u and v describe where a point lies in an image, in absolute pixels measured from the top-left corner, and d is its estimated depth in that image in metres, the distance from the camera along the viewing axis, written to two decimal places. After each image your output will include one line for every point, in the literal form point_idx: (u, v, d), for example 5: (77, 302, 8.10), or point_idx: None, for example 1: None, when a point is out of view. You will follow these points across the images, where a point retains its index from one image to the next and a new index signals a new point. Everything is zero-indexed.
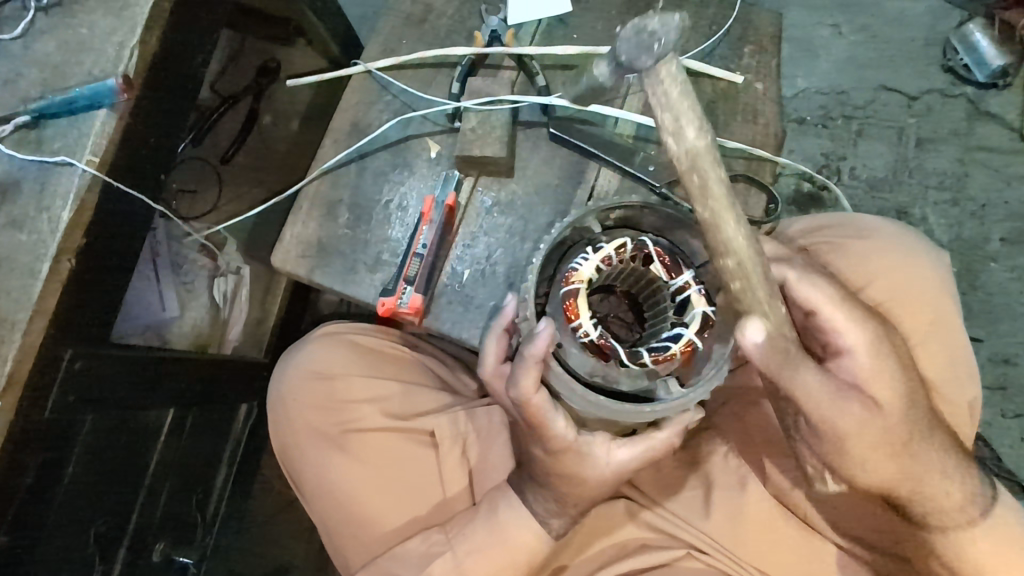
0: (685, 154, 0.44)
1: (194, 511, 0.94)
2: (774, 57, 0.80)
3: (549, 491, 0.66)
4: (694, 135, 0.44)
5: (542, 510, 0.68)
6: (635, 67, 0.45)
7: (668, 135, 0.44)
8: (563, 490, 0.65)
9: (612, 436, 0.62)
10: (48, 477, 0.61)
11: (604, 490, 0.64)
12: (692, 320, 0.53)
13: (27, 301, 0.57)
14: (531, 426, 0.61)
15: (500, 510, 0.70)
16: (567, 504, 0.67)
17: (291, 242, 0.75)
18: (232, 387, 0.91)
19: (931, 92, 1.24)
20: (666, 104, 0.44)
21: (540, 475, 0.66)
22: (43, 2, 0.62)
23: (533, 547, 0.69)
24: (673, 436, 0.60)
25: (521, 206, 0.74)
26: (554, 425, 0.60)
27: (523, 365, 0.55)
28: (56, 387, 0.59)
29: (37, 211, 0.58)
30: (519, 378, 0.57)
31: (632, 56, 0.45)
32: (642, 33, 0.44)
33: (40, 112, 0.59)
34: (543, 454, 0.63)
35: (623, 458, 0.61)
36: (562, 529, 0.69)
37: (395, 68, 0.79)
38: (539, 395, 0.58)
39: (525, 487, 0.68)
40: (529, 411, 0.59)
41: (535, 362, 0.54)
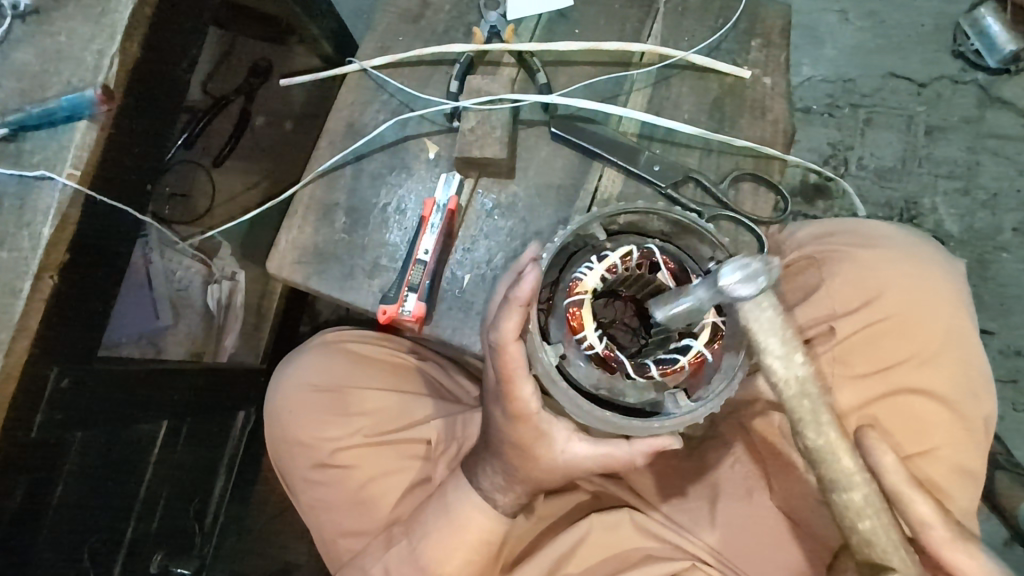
0: (794, 382, 0.46)
1: (192, 520, 0.92)
2: (782, 51, 0.77)
3: (501, 464, 0.64)
4: (800, 361, 0.46)
5: (489, 485, 0.66)
6: (738, 295, 0.42)
7: (775, 357, 0.45)
8: (515, 463, 0.63)
9: (574, 427, 0.60)
10: (37, 498, 0.60)
11: (552, 475, 0.62)
12: (703, 329, 0.50)
13: (7, 320, 0.54)
14: (501, 382, 0.58)
15: (450, 495, 0.68)
16: (515, 480, 0.64)
17: (287, 247, 0.73)
18: (229, 396, 0.89)
19: (941, 79, 1.20)
20: (767, 331, 0.45)
21: (495, 443, 0.63)
22: (19, 8, 0.59)
23: (484, 531, 0.67)
24: (638, 453, 0.56)
25: (523, 209, 0.72)
26: (522, 388, 0.57)
27: (506, 306, 0.53)
28: (44, 406, 0.58)
29: (17, 227, 0.56)
30: (501, 320, 0.54)
31: (741, 286, 0.42)
32: (748, 265, 0.43)
33: (19, 125, 0.57)
34: (503, 418, 0.61)
35: (578, 454, 0.59)
36: (509, 508, 0.67)
37: (391, 66, 0.76)
38: (513, 348, 0.55)
39: (478, 462, 0.66)
40: (503, 362, 0.56)
41: (516, 306, 0.52)
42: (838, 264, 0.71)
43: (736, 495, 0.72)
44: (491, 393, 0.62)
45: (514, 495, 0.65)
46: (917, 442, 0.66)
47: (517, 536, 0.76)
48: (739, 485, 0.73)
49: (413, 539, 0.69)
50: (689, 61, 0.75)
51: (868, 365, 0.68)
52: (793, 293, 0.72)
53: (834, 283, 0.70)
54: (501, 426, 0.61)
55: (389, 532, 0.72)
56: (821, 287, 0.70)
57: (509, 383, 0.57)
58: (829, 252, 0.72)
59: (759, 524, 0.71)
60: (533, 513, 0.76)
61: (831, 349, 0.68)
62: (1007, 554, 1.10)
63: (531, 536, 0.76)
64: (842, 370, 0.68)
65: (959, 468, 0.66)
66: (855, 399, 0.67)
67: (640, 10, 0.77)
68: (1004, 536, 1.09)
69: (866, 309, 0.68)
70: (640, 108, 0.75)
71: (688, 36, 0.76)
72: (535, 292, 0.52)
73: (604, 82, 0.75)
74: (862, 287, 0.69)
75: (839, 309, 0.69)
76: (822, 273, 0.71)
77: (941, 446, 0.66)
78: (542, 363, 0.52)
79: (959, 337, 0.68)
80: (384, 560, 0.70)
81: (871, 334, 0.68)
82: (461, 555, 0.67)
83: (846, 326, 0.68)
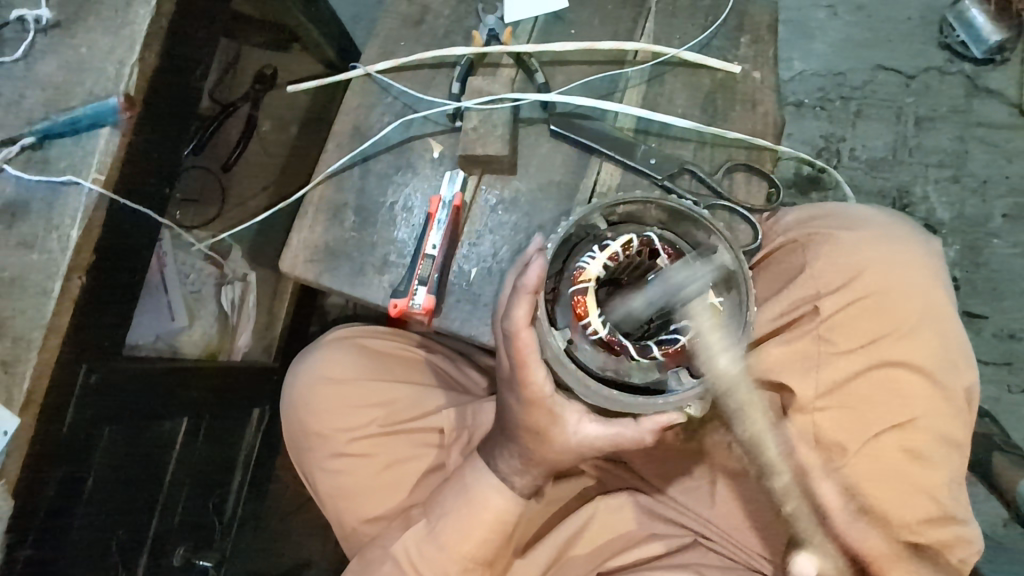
0: (727, 372, 0.55)
1: (212, 514, 0.95)
2: (770, 46, 0.80)
3: (517, 448, 0.67)
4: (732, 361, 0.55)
5: (506, 469, 0.69)
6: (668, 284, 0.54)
7: (715, 355, 0.53)
8: (531, 448, 0.65)
9: (585, 409, 0.63)
10: (69, 491, 0.63)
11: (568, 458, 0.65)
12: (702, 311, 0.53)
13: (41, 319, 0.57)
14: (513, 370, 0.61)
15: (467, 482, 0.70)
16: (531, 463, 0.67)
17: (299, 247, 0.76)
18: (245, 393, 0.92)
19: (929, 70, 1.23)
20: (702, 332, 0.53)
21: (510, 429, 0.66)
22: (42, 23, 0.62)
23: (500, 512, 0.69)
24: (647, 431, 0.58)
25: (525, 203, 0.75)
26: (536, 373, 0.60)
27: (515, 294, 0.56)
28: (74, 401, 0.61)
29: (46, 230, 0.59)
30: (511, 310, 0.57)
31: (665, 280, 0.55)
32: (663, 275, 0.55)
33: (46, 133, 0.60)
34: (516, 404, 0.63)
35: (591, 434, 0.62)
36: (525, 491, 0.69)
37: (394, 70, 0.79)
38: (525, 334, 0.57)
39: (493, 446, 0.69)
40: (516, 347, 0.59)
41: (525, 294, 0.55)
42: (822, 246, 0.73)
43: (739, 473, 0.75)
44: (505, 380, 0.64)
45: (531, 475, 0.68)
46: (902, 412, 0.69)
47: (531, 518, 0.78)
48: (739, 464, 0.75)
49: (432, 523, 0.71)
50: (681, 57, 0.78)
51: (852, 341, 0.70)
52: (781, 274, 0.75)
53: (817, 263, 0.73)
54: (514, 411, 0.64)
55: (407, 515, 0.75)
56: (806, 267, 0.73)
57: (522, 368, 0.60)
58: (813, 234, 0.75)
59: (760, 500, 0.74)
60: (543, 497, 0.78)
61: (816, 327, 0.71)
62: (1007, 532, 1.12)
63: (543, 518, 0.79)
64: (829, 347, 0.70)
65: (940, 436, 0.69)
66: (839, 374, 0.70)
67: (633, 10, 0.80)
68: (1002, 515, 1.12)
69: (847, 288, 0.71)
70: (635, 104, 0.78)
71: (680, 34, 0.79)
72: (543, 278, 0.55)
73: (600, 80, 0.78)
74: (845, 267, 0.72)
75: (824, 288, 0.72)
76: (806, 255, 0.74)
77: (923, 416, 0.69)
78: (552, 347, 0.55)
79: (937, 312, 0.71)
80: (402, 543, 0.72)
81: (854, 312, 0.71)
82: (480, 538, 0.70)
83: (832, 304, 0.71)
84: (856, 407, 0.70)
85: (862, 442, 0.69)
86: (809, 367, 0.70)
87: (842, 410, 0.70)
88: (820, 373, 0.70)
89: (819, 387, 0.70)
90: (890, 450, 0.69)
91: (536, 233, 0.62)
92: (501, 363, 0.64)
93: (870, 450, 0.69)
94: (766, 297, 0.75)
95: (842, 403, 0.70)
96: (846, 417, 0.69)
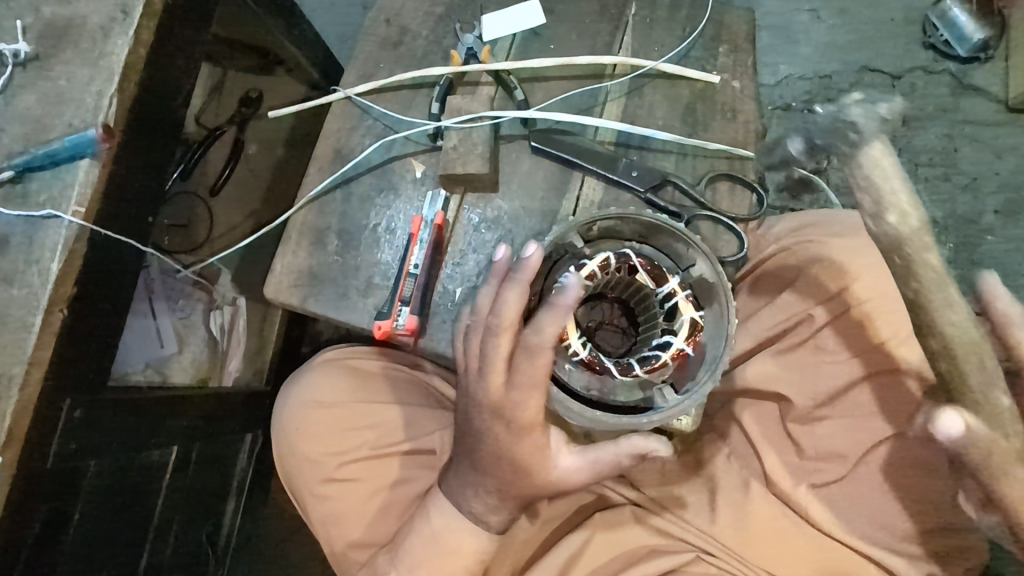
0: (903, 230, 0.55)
1: (204, 543, 0.94)
2: (749, 54, 0.80)
3: (493, 484, 0.63)
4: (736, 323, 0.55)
5: (480, 508, 0.66)
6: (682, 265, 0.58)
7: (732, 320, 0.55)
8: (510, 480, 0.61)
9: (567, 440, 0.61)
10: (54, 527, 0.62)
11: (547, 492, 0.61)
12: (681, 327, 0.56)
13: (22, 354, 0.57)
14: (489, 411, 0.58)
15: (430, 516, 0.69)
16: (507, 496, 0.63)
17: (282, 272, 0.76)
18: (235, 418, 0.92)
19: (914, 70, 1.24)
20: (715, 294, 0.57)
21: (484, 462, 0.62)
22: (20, 57, 0.62)
23: (476, 554, 0.68)
24: (623, 455, 0.57)
25: (508, 220, 0.75)
26: (517, 412, 0.56)
27: (493, 332, 0.54)
28: (58, 436, 0.60)
29: (27, 264, 0.58)
30: (489, 348, 0.55)
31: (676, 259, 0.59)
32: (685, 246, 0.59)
33: (25, 166, 0.59)
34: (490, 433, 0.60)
35: (572, 466, 0.59)
36: (498, 528, 0.67)
37: (374, 92, 0.80)
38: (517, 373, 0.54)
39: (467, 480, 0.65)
40: (491, 392, 0.57)
41: (506, 329, 0.54)
42: (817, 253, 0.74)
43: (738, 486, 0.71)
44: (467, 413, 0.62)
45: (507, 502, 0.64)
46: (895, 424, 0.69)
47: (524, 540, 0.77)
48: (736, 476, 0.72)
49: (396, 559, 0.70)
50: (660, 69, 0.78)
51: (845, 350, 0.71)
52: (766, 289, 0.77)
53: (810, 272, 0.74)
54: (483, 444, 0.61)
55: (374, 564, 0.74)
56: (800, 277, 0.74)
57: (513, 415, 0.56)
58: (804, 243, 0.75)
59: (762, 514, 0.70)
60: (538, 516, 0.76)
61: (808, 336, 0.73)
62: None
63: (539, 539, 0.78)
64: (819, 355, 0.72)
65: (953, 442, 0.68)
66: (833, 383, 0.71)
67: (610, 24, 0.80)
68: None
69: (840, 297, 0.72)
70: (616, 117, 0.78)
71: (658, 46, 0.80)
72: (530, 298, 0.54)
73: (579, 95, 0.78)
74: (837, 277, 0.72)
75: (818, 297, 0.73)
76: (800, 262, 0.74)
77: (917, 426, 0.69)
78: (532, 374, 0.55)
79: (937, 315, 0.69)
80: None
81: (845, 322, 0.71)
82: (460, 568, 0.68)
83: (825, 313, 0.72)
84: (852, 418, 0.70)
85: (862, 452, 0.70)
86: (801, 378, 0.72)
87: (842, 420, 0.70)
88: (814, 384, 0.72)
89: (818, 396, 0.71)
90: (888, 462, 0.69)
91: (503, 244, 0.58)
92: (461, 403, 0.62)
93: (870, 461, 0.70)
94: (750, 313, 0.77)
95: (836, 415, 0.70)
96: (835, 428, 0.70)
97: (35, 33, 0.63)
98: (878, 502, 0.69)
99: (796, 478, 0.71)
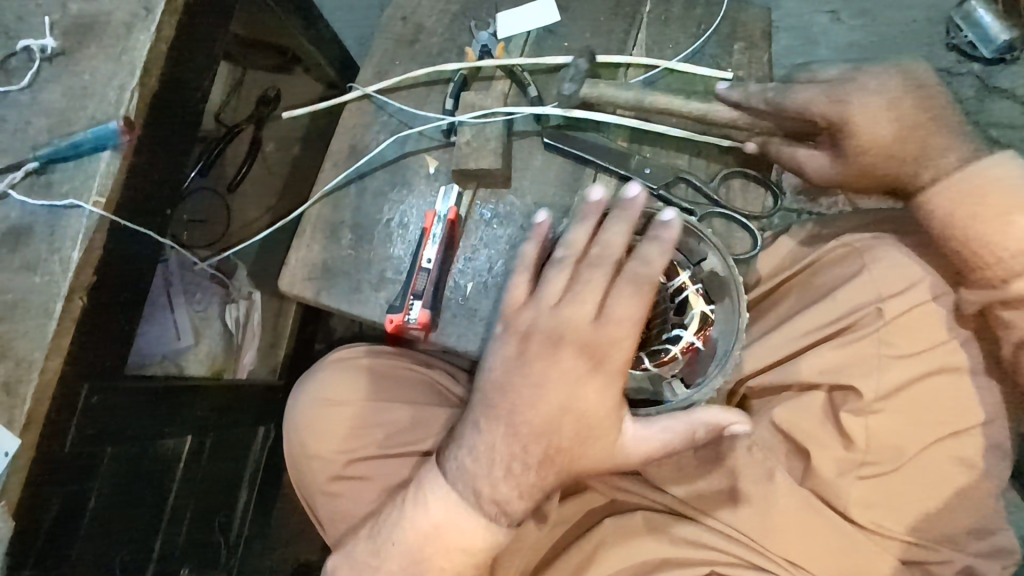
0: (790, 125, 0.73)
1: (217, 533, 0.92)
2: (765, 52, 0.79)
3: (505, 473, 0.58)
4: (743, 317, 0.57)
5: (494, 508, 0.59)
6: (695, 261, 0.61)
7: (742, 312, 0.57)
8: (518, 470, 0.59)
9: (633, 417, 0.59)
10: (70, 511, 0.63)
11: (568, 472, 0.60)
12: (691, 321, 0.59)
13: (42, 340, 0.58)
14: (534, 357, 0.58)
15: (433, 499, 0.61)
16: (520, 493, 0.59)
17: (297, 265, 0.76)
18: (247, 408, 0.93)
19: (937, 72, 1.21)
20: (725, 287, 0.59)
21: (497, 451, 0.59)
22: (47, 52, 0.64)
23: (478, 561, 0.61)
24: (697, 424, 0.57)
25: (520, 217, 0.75)
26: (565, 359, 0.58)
27: (559, 264, 0.60)
28: (76, 420, 0.62)
29: (49, 253, 0.60)
30: (549, 282, 0.60)
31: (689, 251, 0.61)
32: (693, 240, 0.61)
33: (49, 158, 0.61)
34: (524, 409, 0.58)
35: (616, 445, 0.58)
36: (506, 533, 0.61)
37: (387, 90, 0.80)
38: (614, 308, 0.58)
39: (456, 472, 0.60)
40: (545, 330, 0.58)
41: (570, 261, 0.60)
42: (882, 252, 0.71)
43: (758, 478, 0.68)
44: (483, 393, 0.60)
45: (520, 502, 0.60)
46: (948, 422, 0.67)
47: (536, 543, 0.75)
48: (759, 467, 0.68)
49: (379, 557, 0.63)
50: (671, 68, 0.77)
51: (910, 345, 0.67)
52: (816, 288, 0.73)
53: (876, 268, 0.70)
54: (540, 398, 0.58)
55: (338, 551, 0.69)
56: (866, 269, 0.71)
57: (601, 355, 0.58)
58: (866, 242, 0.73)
59: (784, 516, 0.67)
60: (548, 520, 0.74)
61: (874, 332, 0.67)
62: None
63: (552, 541, 0.76)
64: (888, 351, 0.67)
65: (978, 447, 0.67)
66: (901, 376, 0.67)
67: (625, 21, 0.80)
68: None
69: (908, 294, 0.68)
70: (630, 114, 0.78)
71: (672, 44, 0.79)
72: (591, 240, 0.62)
73: None
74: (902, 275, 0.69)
75: (885, 292, 0.69)
76: (863, 258, 0.71)
77: (975, 425, 0.67)
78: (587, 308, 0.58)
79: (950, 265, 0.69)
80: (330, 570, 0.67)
81: (913, 319, 0.68)
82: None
83: (895, 307, 0.68)
84: (913, 412, 0.67)
85: (919, 447, 0.67)
86: (868, 371, 0.67)
87: (899, 414, 0.66)
88: (883, 374, 0.66)
89: (880, 389, 0.66)
90: (935, 457, 0.67)
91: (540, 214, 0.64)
92: (504, 352, 0.59)
93: (925, 454, 0.67)
94: (795, 312, 0.73)
95: (898, 408, 0.66)
96: (895, 422, 0.66)
97: (62, 30, 0.65)
98: (920, 498, 0.67)
99: (845, 468, 0.67)
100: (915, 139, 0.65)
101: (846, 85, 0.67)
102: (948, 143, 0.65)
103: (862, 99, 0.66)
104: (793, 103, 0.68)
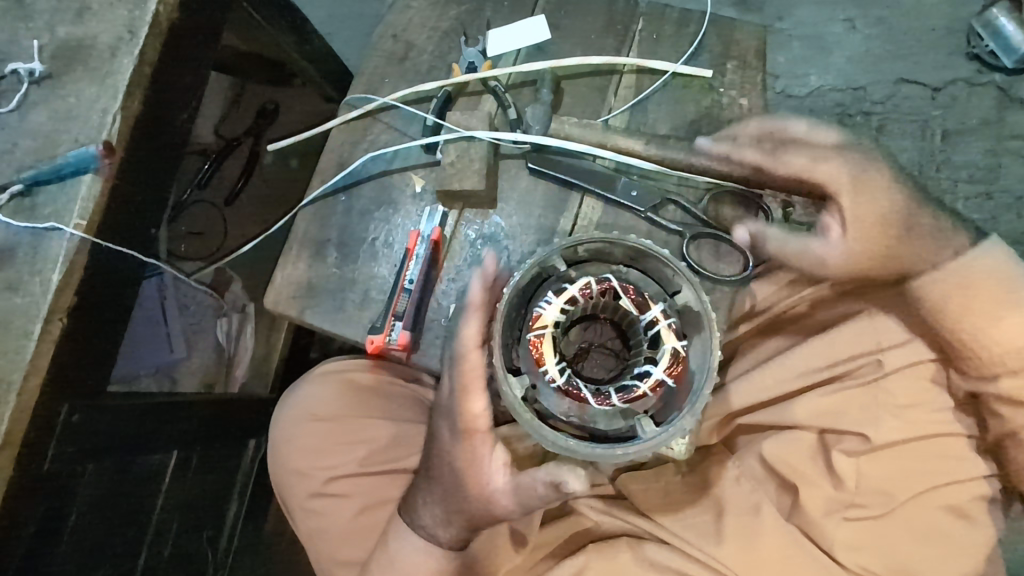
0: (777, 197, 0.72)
1: (204, 546, 0.94)
2: (759, 72, 0.77)
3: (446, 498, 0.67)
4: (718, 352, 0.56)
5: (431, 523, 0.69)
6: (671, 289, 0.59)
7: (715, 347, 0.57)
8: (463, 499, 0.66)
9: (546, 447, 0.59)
10: (49, 529, 0.64)
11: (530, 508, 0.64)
12: (663, 355, 0.56)
13: (21, 361, 0.59)
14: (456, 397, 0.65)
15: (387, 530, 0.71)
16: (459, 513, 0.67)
17: (282, 283, 0.76)
18: (241, 422, 0.93)
19: (955, 82, 1.17)
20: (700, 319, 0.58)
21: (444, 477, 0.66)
22: (35, 75, 0.65)
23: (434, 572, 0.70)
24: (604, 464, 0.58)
25: (507, 239, 0.74)
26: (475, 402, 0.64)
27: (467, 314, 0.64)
28: (55, 439, 0.62)
29: (30, 274, 0.61)
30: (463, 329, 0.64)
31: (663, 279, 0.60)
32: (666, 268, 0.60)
33: (33, 180, 0.62)
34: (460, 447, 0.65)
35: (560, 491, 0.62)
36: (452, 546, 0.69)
37: (369, 114, 0.80)
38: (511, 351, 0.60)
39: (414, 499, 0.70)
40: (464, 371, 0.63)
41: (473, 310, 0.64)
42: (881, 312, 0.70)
43: (738, 510, 0.66)
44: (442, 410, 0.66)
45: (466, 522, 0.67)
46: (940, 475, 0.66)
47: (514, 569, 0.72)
48: (747, 499, 0.67)
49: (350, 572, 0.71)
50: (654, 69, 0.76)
51: (905, 399, 0.67)
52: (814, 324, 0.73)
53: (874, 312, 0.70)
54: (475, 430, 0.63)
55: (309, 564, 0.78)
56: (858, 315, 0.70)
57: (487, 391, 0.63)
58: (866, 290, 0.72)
59: (769, 553, 0.65)
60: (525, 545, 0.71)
61: (874, 380, 0.67)
62: None
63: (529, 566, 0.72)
64: (886, 400, 0.66)
65: (972, 496, 0.66)
66: (895, 428, 0.66)
67: (616, 39, 0.79)
68: None
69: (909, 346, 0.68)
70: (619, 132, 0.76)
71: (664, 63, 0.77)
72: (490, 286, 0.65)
73: (579, 111, 0.77)
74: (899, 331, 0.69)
75: (884, 342, 0.68)
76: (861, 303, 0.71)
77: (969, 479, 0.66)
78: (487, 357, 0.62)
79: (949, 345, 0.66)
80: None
81: (909, 373, 0.67)
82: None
83: (894, 358, 0.67)
84: (906, 462, 0.66)
85: (911, 494, 0.66)
86: (867, 417, 0.66)
87: (892, 463, 0.65)
88: (879, 425, 0.65)
89: (879, 435, 0.65)
90: (928, 505, 0.66)
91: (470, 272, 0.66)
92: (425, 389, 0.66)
93: (915, 501, 0.66)
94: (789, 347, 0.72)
95: (891, 457, 0.66)
96: (887, 471, 0.65)
97: (50, 52, 0.66)
98: (910, 542, 0.65)
99: (828, 509, 0.65)
100: (899, 207, 0.67)
101: (829, 155, 0.69)
102: (931, 216, 0.68)
103: (851, 166, 0.68)
104: (786, 164, 0.69)
